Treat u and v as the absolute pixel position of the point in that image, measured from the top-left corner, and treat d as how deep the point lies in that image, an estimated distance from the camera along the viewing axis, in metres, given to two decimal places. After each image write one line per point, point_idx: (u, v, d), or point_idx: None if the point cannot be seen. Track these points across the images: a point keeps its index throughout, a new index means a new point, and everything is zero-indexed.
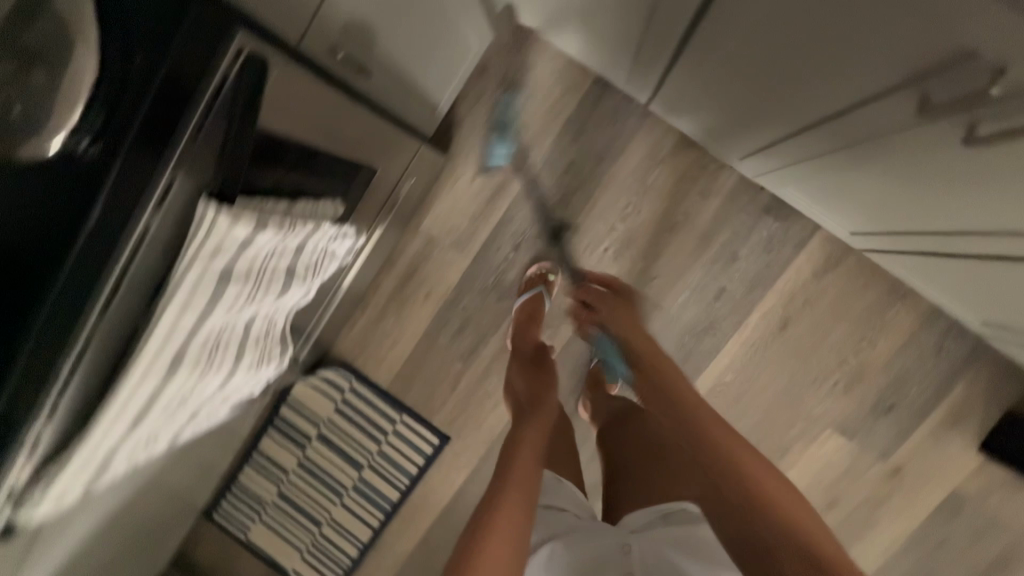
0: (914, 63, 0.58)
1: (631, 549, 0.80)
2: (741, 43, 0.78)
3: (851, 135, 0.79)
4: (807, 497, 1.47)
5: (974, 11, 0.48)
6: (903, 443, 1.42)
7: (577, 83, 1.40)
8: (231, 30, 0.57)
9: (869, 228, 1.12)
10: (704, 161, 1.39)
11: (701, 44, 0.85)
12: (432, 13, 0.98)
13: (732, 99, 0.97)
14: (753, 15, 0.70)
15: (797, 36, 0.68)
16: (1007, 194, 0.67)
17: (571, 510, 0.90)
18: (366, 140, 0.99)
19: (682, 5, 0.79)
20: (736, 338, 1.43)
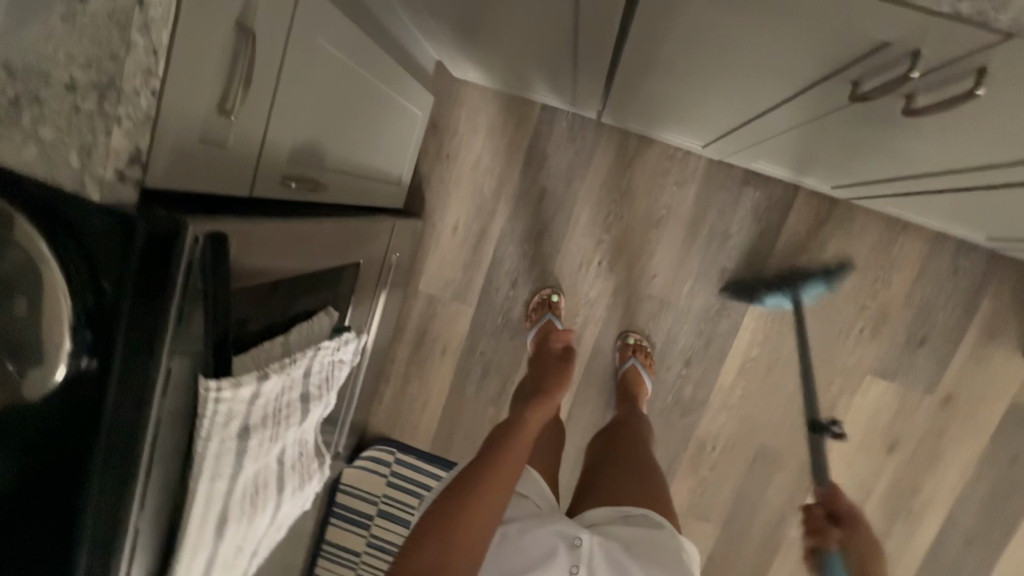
0: (838, 56, 0.58)
1: (579, 547, 0.80)
2: (668, 58, 0.78)
3: (803, 115, 0.79)
4: (866, 447, 1.45)
5: (871, 12, 0.49)
6: (945, 370, 1.39)
7: (528, 114, 1.42)
8: (181, 224, 0.55)
9: (853, 179, 1.11)
10: (670, 152, 1.39)
11: (631, 61, 0.86)
12: (368, 102, 1.01)
13: (681, 99, 0.96)
14: (670, 37, 0.71)
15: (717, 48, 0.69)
16: (972, 140, 0.66)
17: (531, 498, 0.90)
18: (349, 243, 1.01)
19: (602, 35, 0.80)
20: (751, 312, 1.42)
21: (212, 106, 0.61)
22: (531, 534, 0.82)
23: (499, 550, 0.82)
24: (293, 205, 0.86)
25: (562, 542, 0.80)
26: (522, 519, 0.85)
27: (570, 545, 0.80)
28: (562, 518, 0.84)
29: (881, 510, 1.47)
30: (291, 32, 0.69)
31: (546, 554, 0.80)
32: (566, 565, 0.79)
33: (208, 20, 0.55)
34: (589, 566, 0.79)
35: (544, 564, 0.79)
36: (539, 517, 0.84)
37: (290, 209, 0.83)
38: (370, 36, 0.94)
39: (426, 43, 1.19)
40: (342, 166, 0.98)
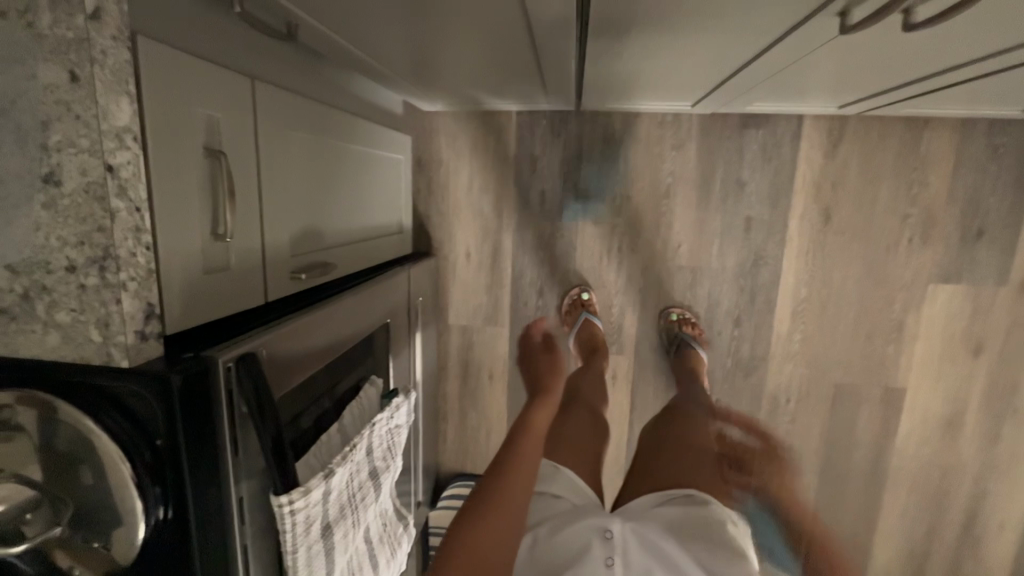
0: None
1: (612, 539, 0.70)
2: (636, 38, 0.75)
3: (793, 52, 0.74)
4: (948, 356, 1.37)
5: None
6: (1013, 257, 1.30)
7: (506, 123, 1.40)
8: (213, 355, 0.57)
9: (860, 92, 1.04)
10: (659, 119, 1.34)
11: (599, 52, 0.83)
12: (350, 165, 1.00)
13: (659, 69, 0.92)
14: (632, 21, 0.68)
15: (686, 18, 0.65)
16: (987, 32, 0.61)
17: (566, 498, 0.77)
18: (377, 307, 1.02)
19: (561, 38, 0.78)
20: (789, 253, 1.36)
21: (204, 235, 0.61)
22: (561, 532, 0.71)
23: (531, 558, 0.71)
24: (319, 292, 0.87)
25: (593, 536, 0.70)
26: (551, 517, 0.74)
27: (603, 537, 0.70)
28: (594, 511, 0.74)
29: (984, 415, 1.39)
30: (257, 132, 0.69)
31: (577, 551, 0.69)
32: (600, 558, 0.68)
33: (175, 157, 0.55)
34: (627, 559, 0.69)
35: (576, 564, 0.68)
36: (569, 514, 0.74)
37: (317, 296, 0.85)
38: (334, 105, 0.94)
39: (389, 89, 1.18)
40: (343, 233, 0.98)
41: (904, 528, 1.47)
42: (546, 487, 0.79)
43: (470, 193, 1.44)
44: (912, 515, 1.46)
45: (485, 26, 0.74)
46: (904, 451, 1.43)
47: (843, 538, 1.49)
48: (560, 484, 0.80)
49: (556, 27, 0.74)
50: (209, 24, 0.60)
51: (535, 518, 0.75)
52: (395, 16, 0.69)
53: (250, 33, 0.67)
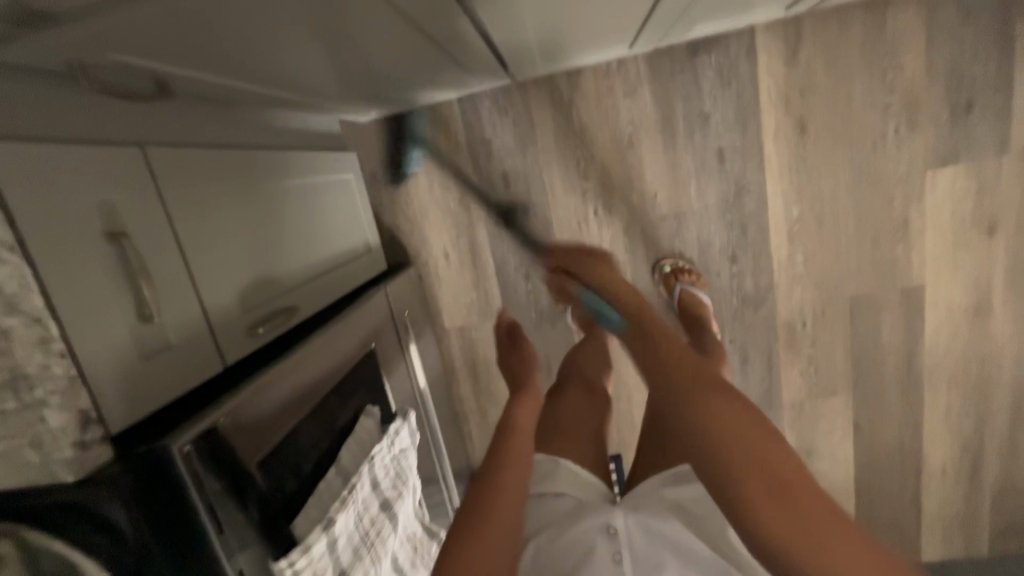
0: None
1: (617, 534, 0.70)
2: None
3: None
4: (961, 241, 1.28)
5: None
6: (1012, 120, 1.20)
7: (449, 113, 1.34)
8: (162, 444, 0.55)
9: None
10: (604, 68, 1.26)
11: (499, 21, 0.78)
12: (294, 201, 0.97)
13: (576, 19, 0.86)
14: None
15: None
16: None
17: (568, 495, 0.77)
18: (360, 334, 1.00)
19: (450, 20, 0.72)
20: (771, 175, 1.28)
21: (130, 320, 0.58)
22: (565, 534, 0.72)
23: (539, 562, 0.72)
24: (293, 340, 0.85)
25: (598, 535, 0.70)
26: (555, 522, 0.75)
27: (607, 533, 0.70)
28: (595, 506, 0.74)
29: (1013, 295, 1.31)
30: (163, 197, 0.66)
31: (583, 552, 0.70)
32: (607, 556, 0.69)
33: (69, 251, 0.52)
34: (633, 550, 0.70)
35: (584, 564, 0.69)
36: (572, 515, 0.74)
37: (287, 346, 0.83)
38: (254, 145, 0.90)
39: (320, 114, 1.15)
40: (303, 270, 0.95)
41: (949, 425, 1.42)
42: (548, 487, 0.78)
43: (431, 193, 1.40)
44: (957, 409, 1.41)
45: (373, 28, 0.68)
46: (936, 349, 1.37)
47: (890, 447, 1.45)
48: (561, 485, 0.78)
49: (446, 9, 0.67)
50: (60, 107, 0.56)
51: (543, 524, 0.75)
52: (268, 41, 0.63)
53: (119, 100, 0.63)
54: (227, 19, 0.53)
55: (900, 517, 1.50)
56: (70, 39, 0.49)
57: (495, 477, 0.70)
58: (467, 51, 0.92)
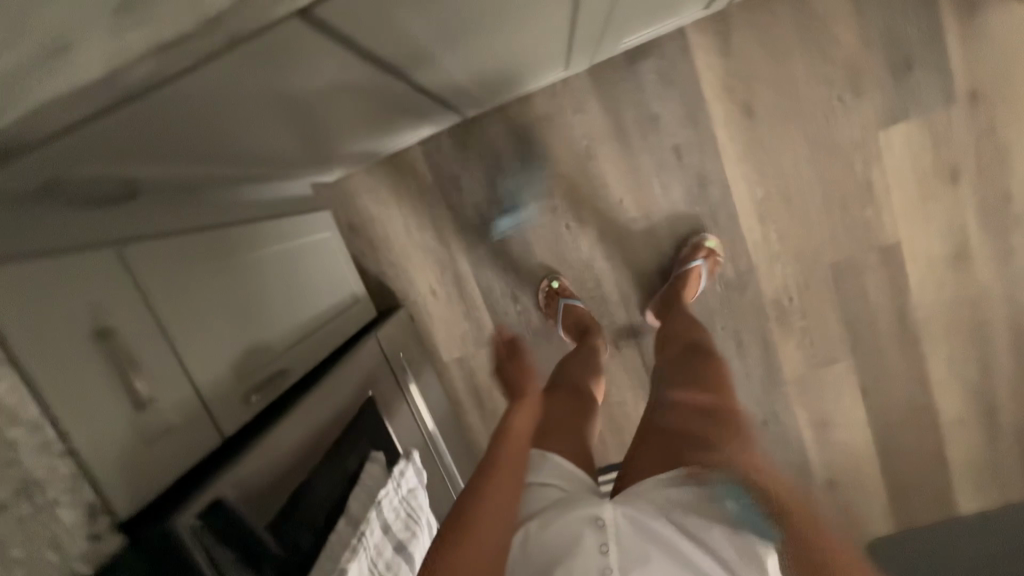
0: None
1: (606, 526, 0.68)
2: (455, 51, 0.74)
3: None
4: (928, 193, 1.30)
5: None
6: (953, 70, 1.22)
7: (413, 156, 1.39)
8: (168, 522, 0.58)
9: None
10: (551, 90, 1.31)
11: (431, 74, 0.82)
12: (273, 267, 1.01)
13: (505, 59, 0.91)
14: (436, 45, 0.68)
15: (483, 16, 0.64)
16: None
17: (553, 485, 0.78)
18: (353, 381, 1.02)
19: (385, 85, 0.77)
20: (729, 162, 1.30)
21: (125, 410, 0.61)
22: (553, 523, 0.70)
23: (524, 554, 0.71)
24: (289, 401, 0.88)
25: (586, 527, 0.69)
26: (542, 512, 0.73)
27: (595, 526, 0.68)
28: (584, 499, 0.72)
29: (991, 236, 1.31)
30: (144, 290, 0.70)
31: (571, 542, 0.68)
32: (595, 547, 0.67)
33: (58, 359, 0.56)
34: (621, 544, 0.67)
35: (571, 554, 0.68)
36: (562, 504, 0.73)
37: (286, 406, 0.86)
38: (228, 222, 0.94)
39: (292, 182, 1.20)
40: (289, 330, 0.98)
41: (954, 372, 1.42)
42: (535, 478, 0.79)
43: (409, 234, 1.44)
44: (960, 357, 1.40)
45: (308, 102, 0.71)
46: (925, 301, 1.38)
47: (901, 405, 1.45)
48: (546, 475, 0.79)
49: (368, 76, 0.68)
50: (35, 226, 0.60)
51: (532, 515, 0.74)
52: (214, 135, 0.66)
53: (88, 204, 0.68)
54: (169, 129, 0.56)
55: (926, 472, 1.49)
56: (31, 166, 0.53)
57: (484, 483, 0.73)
58: (410, 103, 0.96)
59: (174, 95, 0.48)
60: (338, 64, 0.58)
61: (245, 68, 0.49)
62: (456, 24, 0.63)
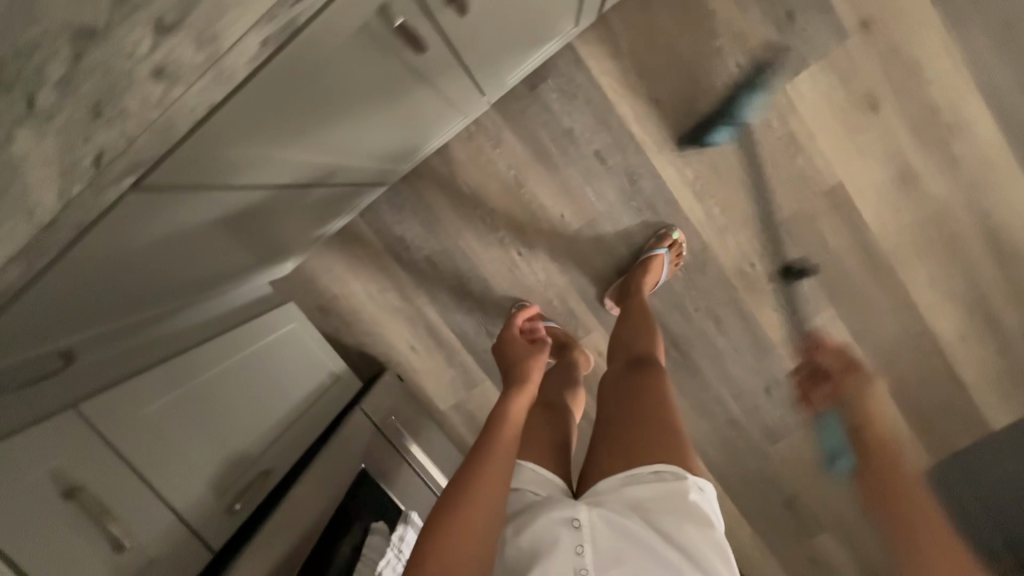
0: (349, 41, 0.56)
1: (580, 526, 0.75)
2: (324, 153, 0.80)
3: (437, 53, 0.77)
4: (853, 128, 1.30)
5: (314, 43, 0.49)
6: (835, 10, 1.24)
7: (359, 229, 1.45)
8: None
9: (570, 7, 1.03)
10: (465, 134, 1.37)
11: (321, 174, 0.89)
12: (246, 372, 1.09)
13: (388, 138, 0.97)
14: (296, 155, 0.73)
15: (326, 121, 0.70)
16: None
17: (529, 489, 0.87)
18: (349, 451, 1.10)
19: (277, 194, 0.83)
20: (651, 153, 1.33)
21: (104, 555, 0.68)
22: (528, 528, 0.78)
23: (501, 557, 0.78)
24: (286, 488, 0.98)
25: (562, 528, 0.76)
26: (517, 519, 0.81)
27: (571, 527, 0.76)
28: (558, 503, 0.79)
29: (929, 151, 1.30)
30: (110, 439, 0.76)
31: (548, 545, 0.75)
32: (569, 548, 0.74)
33: (29, 522, 0.61)
34: (596, 542, 0.74)
35: (547, 556, 0.74)
36: (535, 510, 0.80)
37: (282, 498, 0.95)
38: (185, 347, 1.01)
39: (254, 282, 1.29)
40: (276, 423, 1.07)
41: (940, 293, 1.39)
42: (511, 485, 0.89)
43: (376, 301, 1.50)
44: (940, 275, 1.38)
45: (216, 221, 0.78)
46: (887, 230, 1.36)
47: (897, 337, 1.43)
48: (520, 480, 0.89)
49: (244, 196, 0.74)
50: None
51: (508, 520, 0.82)
52: (139, 275, 0.73)
53: (34, 383, 0.72)
54: (83, 286, 0.62)
55: (944, 396, 1.46)
56: None
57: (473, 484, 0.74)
58: (329, 191, 1.03)
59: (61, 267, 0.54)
60: (213, 189, 0.65)
61: (110, 237, 0.56)
62: (300, 137, 0.68)
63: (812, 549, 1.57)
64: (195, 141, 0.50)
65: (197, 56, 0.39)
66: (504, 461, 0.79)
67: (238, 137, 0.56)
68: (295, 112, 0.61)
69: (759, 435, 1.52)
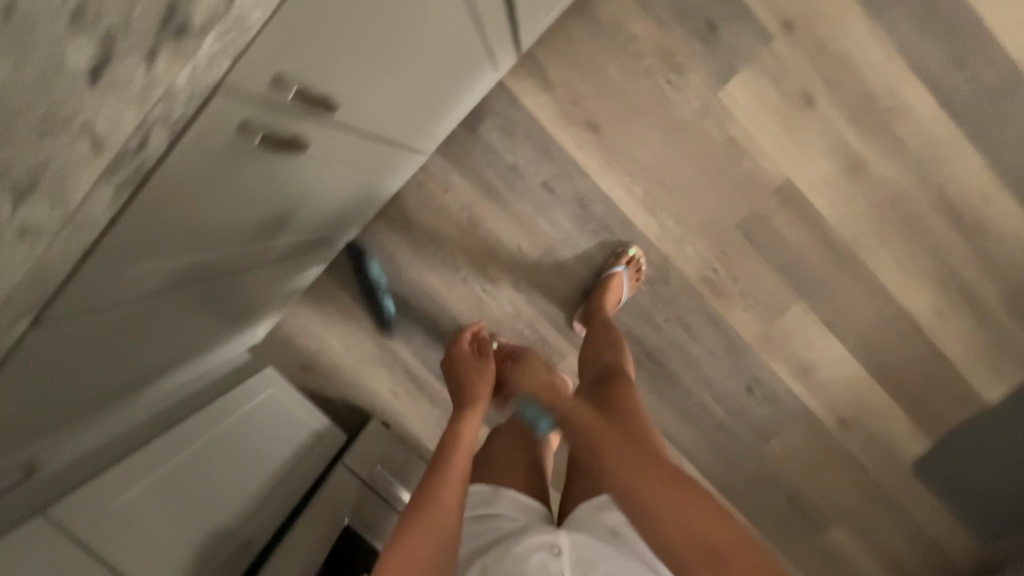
0: (235, 162, 0.59)
1: (559, 552, 0.80)
2: (251, 241, 0.84)
3: (349, 140, 0.80)
4: (792, 125, 1.30)
5: (185, 179, 0.53)
6: (754, 15, 1.25)
7: (327, 285, 1.50)
8: None
9: (485, 64, 1.06)
10: (415, 182, 1.40)
11: (256, 256, 0.93)
12: (229, 442, 1.13)
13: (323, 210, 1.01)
14: (219, 250, 0.78)
15: (238, 221, 0.73)
16: (376, 27, 0.61)
17: (505, 514, 0.91)
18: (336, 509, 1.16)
19: (213, 283, 0.88)
20: (597, 176, 1.35)
21: None
22: (508, 554, 0.81)
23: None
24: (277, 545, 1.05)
25: (541, 554, 0.80)
26: (500, 544, 0.84)
27: (550, 552, 0.80)
28: (538, 529, 0.83)
29: (872, 138, 1.30)
30: (80, 535, 0.81)
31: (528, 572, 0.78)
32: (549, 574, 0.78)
33: None
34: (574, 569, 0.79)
35: None
36: (516, 537, 0.83)
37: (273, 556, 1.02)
38: (164, 429, 1.06)
39: (232, 346, 1.34)
40: (260, 489, 1.11)
41: (909, 274, 1.37)
42: (489, 508, 0.94)
43: (353, 352, 1.53)
44: (906, 257, 1.36)
45: (176, 299, 0.82)
46: (844, 220, 1.35)
47: (874, 323, 1.41)
48: (500, 506, 0.92)
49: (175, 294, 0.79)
50: None
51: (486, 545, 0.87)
52: (103, 368, 0.78)
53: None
54: (49, 390, 0.68)
55: (931, 377, 1.43)
56: None
57: (432, 499, 0.81)
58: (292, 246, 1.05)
59: (14, 386, 0.59)
60: (153, 284, 0.69)
61: (41, 366, 0.61)
62: (216, 239, 0.72)
63: (822, 545, 1.54)
64: (99, 266, 0.53)
65: (53, 212, 0.40)
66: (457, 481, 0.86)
67: (141, 262, 0.60)
68: (197, 226, 0.64)
69: (750, 437, 1.51)
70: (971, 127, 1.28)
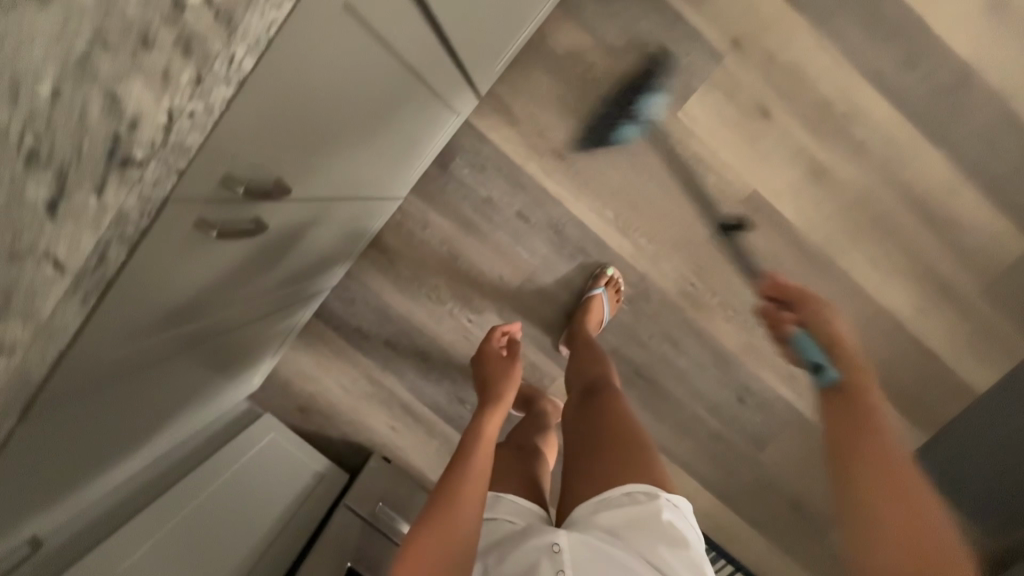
0: (196, 243, 0.63)
1: (560, 551, 0.75)
2: (227, 304, 0.89)
3: (309, 204, 0.84)
4: (753, 138, 1.34)
5: (145, 271, 0.57)
6: (706, 36, 1.29)
7: (319, 328, 1.54)
8: None
9: (445, 112, 1.11)
10: (394, 223, 1.45)
11: (236, 315, 0.98)
12: (229, 491, 1.17)
13: (299, 264, 1.06)
14: (196, 317, 0.82)
15: (209, 291, 0.78)
16: (314, 111, 0.66)
17: (503, 517, 0.89)
18: (339, 547, 1.19)
19: (196, 344, 0.92)
20: (569, 203, 1.39)
21: None
22: (509, 557, 0.78)
23: None
24: None
25: (541, 554, 0.75)
26: (500, 549, 0.82)
27: (551, 551, 0.75)
28: (539, 531, 0.79)
29: (834, 143, 1.33)
30: None
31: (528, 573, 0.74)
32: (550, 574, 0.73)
33: None
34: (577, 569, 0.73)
35: None
36: (514, 541, 0.80)
37: None
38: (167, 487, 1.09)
39: (231, 395, 1.39)
40: (261, 535, 1.14)
41: (884, 271, 1.39)
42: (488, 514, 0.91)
43: (348, 391, 1.57)
44: (880, 255, 1.39)
45: (164, 365, 0.86)
46: (815, 224, 1.38)
47: (855, 322, 1.43)
48: (500, 510, 0.91)
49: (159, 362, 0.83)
50: None
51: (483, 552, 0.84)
52: (99, 436, 0.82)
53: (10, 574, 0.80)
54: (53, 453, 0.71)
55: (917, 370, 1.44)
56: None
57: (447, 501, 0.80)
58: (284, 285, 1.08)
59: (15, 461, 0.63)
60: (140, 350, 0.73)
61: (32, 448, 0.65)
62: (189, 309, 0.77)
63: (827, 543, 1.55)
64: (80, 350, 0.56)
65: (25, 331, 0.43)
66: (477, 481, 0.83)
67: (116, 344, 0.64)
68: (168, 303, 0.69)
69: (745, 443, 1.52)
70: (929, 125, 1.30)
